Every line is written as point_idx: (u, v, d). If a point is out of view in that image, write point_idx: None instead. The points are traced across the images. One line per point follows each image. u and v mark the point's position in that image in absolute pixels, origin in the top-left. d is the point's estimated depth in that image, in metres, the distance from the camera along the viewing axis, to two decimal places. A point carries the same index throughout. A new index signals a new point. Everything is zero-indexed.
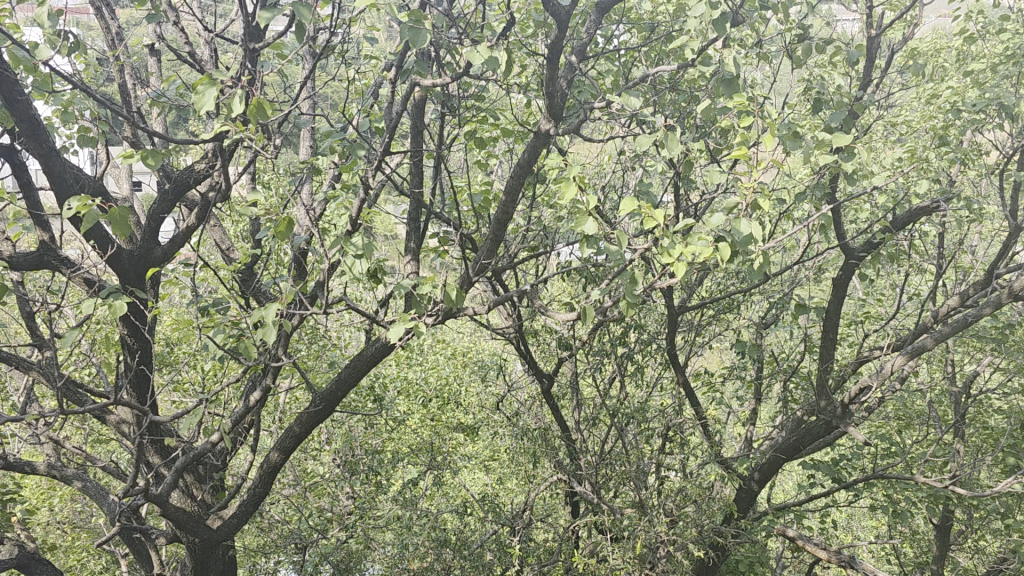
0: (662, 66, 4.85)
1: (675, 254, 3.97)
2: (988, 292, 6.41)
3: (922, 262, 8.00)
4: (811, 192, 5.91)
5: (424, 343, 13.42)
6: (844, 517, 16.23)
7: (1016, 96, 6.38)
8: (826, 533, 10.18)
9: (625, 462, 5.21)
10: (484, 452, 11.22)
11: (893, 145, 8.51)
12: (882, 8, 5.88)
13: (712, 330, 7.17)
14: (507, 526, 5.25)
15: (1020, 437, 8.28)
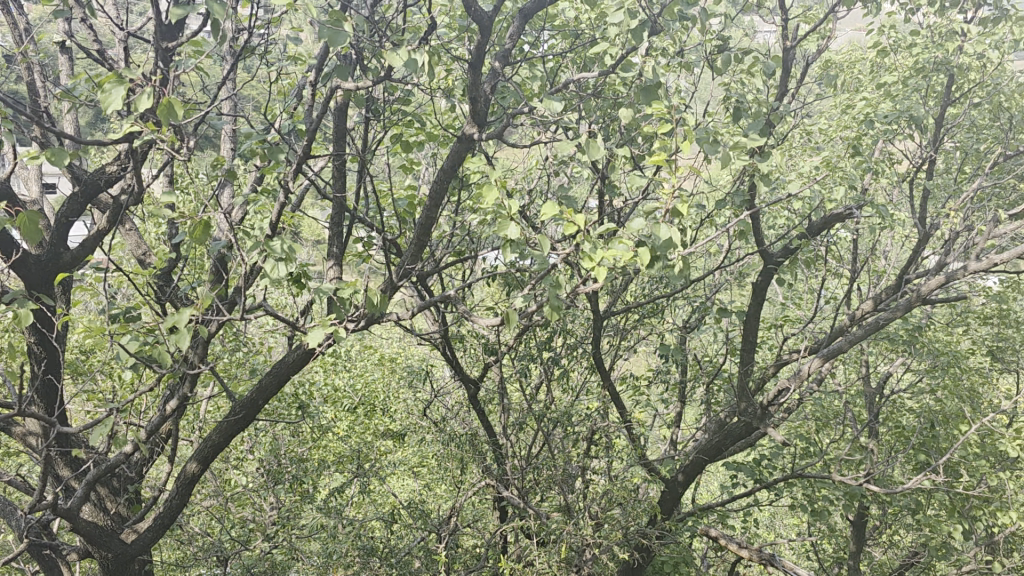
0: (586, 73, 4.88)
1: (597, 259, 3.99)
2: (899, 295, 6.65)
3: (838, 267, 8.24)
4: (731, 198, 6.04)
5: (350, 349, 13.24)
6: (767, 516, 16.59)
7: (923, 108, 6.63)
8: (750, 532, 10.39)
9: (552, 467, 5.22)
10: (412, 459, 11.13)
11: (811, 153, 8.75)
12: (798, 20, 6.04)
13: (637, 334, 7.24)
14: (434, 533, 5.19)
15: (930, 435, 8.60)
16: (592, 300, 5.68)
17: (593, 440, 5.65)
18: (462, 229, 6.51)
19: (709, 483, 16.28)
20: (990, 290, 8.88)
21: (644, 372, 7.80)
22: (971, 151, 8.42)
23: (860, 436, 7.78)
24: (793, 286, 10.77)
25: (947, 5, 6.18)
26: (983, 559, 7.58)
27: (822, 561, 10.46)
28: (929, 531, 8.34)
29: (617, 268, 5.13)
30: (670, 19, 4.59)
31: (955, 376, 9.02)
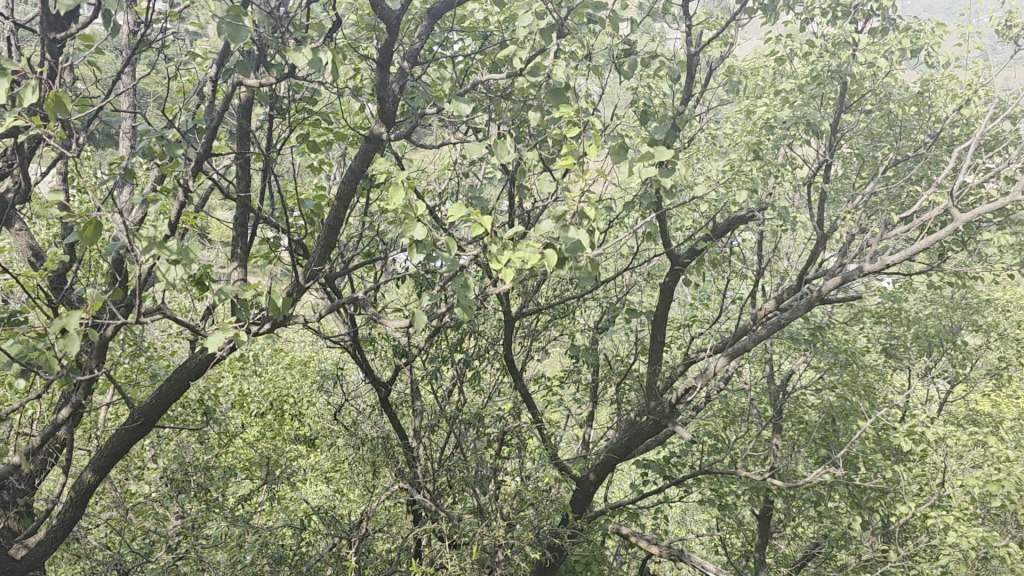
0: (494, 75, 4.85)
1: (503, 261, 3.96)
2: (800, 295, 6.85)
3: (744, 268, 8.45)
4: (639, 201, 6.12)
5: (259, 353, 12.88)
6: (677, 513, 16.88)
7: (820, 115, 6.85)
8: (661, 529, 10.55)
9: (464, 469, 5.18)
10: (323, 464, 10.90)
11: (717, 157, 8.95)
12: (701, 27, 6.17)
13: (549, 335, 7.26)
14: (346, 539, 5.07)
15: (830, 430, 8.89)
16: (501, 301, 5.65)
17: (504, 441, 5.63)
18: (372, 230, 6.40)
19: (622, 480, 16.50)
20: (884, 290, 9.25)
21: (556, 372, 7.85)
22: (866, 156, 8.75)
23: (764, 432, 7.98)
24: (701, 287, 11.03)
25: (840, 16, 6.40)
26: (879, 548, 7.89)
27: (731, 555, 10.73)
28: (830, 522, 8.63)
29: (527, 269, 5.12)
30: (577, 21, 4.61)
31: (854, 372, 9.36)
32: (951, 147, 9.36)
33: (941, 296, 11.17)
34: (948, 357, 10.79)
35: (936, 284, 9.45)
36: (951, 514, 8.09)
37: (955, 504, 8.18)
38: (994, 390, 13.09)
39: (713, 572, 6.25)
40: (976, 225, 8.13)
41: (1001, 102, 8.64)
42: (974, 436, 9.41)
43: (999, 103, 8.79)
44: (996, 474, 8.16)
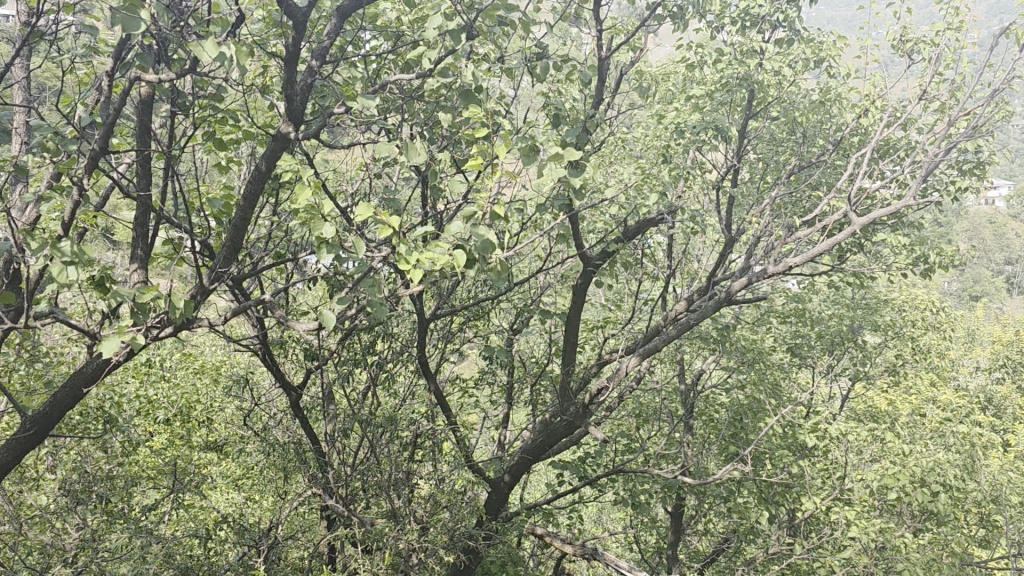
0: (404, 75, 4.77)
1: (412, 262, 3.89)
2: (708, 296, 6.98)
3: (656, 270, 8.57)
4: (551, 202, 6.14)
5: (165, 357, 12.40)
6: (593, 512, 17.04)
7: (728, 121, 7.00)
8: (577, 529, 10.62)
9: (378, 473, 5.08)
10: (234, 471, 10.57)
11: (629, 160, 9.05)
12: (611, 32, 6.22)
13: (463, 336, 7.21)
14: (255, 547, 4.91)
15: (739, 427, 9.10)
16: (415, 303, 5.59)
17: (418, 444, 5.57)
18: (283, 230, 6.25)
19: (539, 480, 16.60)
20: (788, 291, 9.53)
21: (471, 374, 7.82)
22: (771, 161, 9.00)
23: (676, 431, 8.10)
24: (615, 288, 11.17)
25: (747, 25, 6.70)
26: (785, 541, 8.11)
27: (645, 552, 10.89)
28: (738, 517, 8.84)
29: (440, 271, 5.07)
30: (487, 23, 4.59)
31: (761, 371, 9.61)
32: (850, 153, 9.71)
33: (842, 296, 11.58)
34: (849, 355, 11.18)
35: (837, 285, 9.79)
36: (851, 506, 8.37)
37: (855, 497, 8.48)
38: (890, 386, 13.66)
39: (626, 569, 6.31)
40: (873, 228, 8.45)
41: (895, 110, 9.01)
42: (873, 431, 9.77)
43: (894, 111, 9.16)
44: (892, 467, 8.49)
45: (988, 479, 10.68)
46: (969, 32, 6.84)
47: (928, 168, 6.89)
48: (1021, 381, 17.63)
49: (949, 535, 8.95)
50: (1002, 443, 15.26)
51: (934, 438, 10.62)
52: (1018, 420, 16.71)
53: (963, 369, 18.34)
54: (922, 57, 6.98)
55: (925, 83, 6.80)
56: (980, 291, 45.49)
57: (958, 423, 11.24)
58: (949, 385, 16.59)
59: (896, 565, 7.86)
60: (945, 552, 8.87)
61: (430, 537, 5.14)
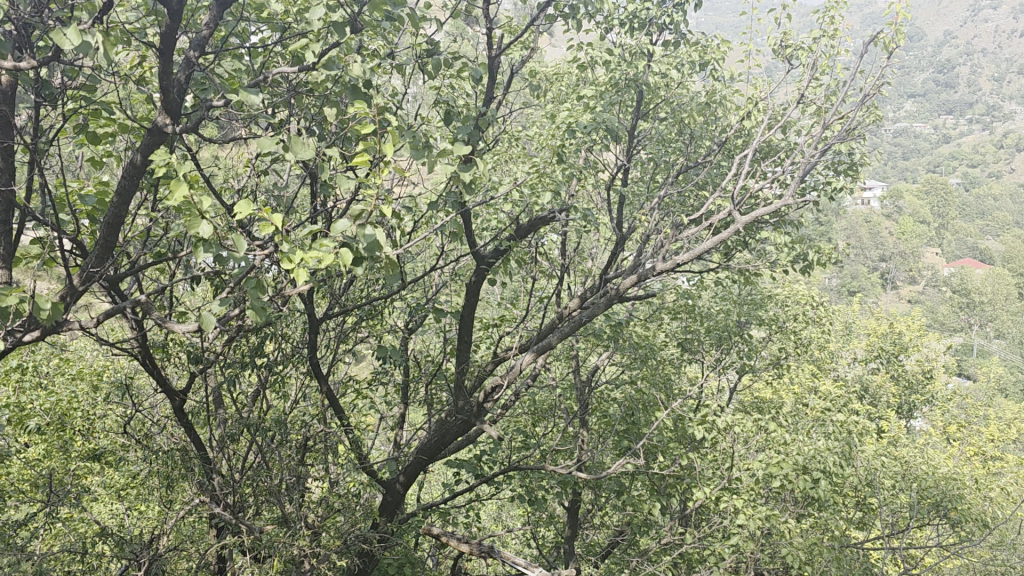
0: (287, 69, 4.57)
1: (297, 260, 3.73)
2: (601, 293, 7.02)
3: (551, 268, 8.59)
4: (443, 200, 6.04)
5: (39, 361, 11.63)
6: (493, 509, 16.99)
7: (619, 121, 7.04)
8: (476, 527, 10.56)
9: (267, 478, 4.89)
10: (116, 480, 10.00)
11: (523, 159, 9.02)
12: (501, 30, 6.16)
13: (355, 337, 7.02)
14: (134, 560, 4.63)
15: (633, 421, 9.21)
16: (303, 302, 5.41)
17: (309, 448, 5.38)
18: (163, 228, 5.92)
19: (434, 479, 16.48)
20: (678, 288, 9.72)
21: (364, 375, 7.64)
22: (660, 161, 9.15)
23: (572, 427, 8.13)
24: (510, 287, 11.17)
25: (636, 27, 6.56)
26: (677, 531, 8.27)
27: (542, 547, 10.93)
28: (632, 510, 8.95)
29: (330, 269, 4.92)
30: (375, 18, 4.47)
31: (653, 367, 9.79)
32: (734, 154, 10.00)
33: (729, 292, 11.90)
34: (737, 350, 11.49)
35: (724, 282, 10.07)
36: (739, 495, 8.61)
37: (743, 486, 8.72)
38: (774, 378, 14.17)
39: (523, 566, 6.28)
40: (756, 226, 8.70)
41: (776, 113, 9.29)
42: (758, 423, 10.07)
43: (775, 114, 9.47)
44: (777, 456, 8.76)
45: (864, 464, 11.18)
46: (842, 39, 7.08)
47: (806, 168, 7.12)
48: (893, 371, 18.61)
49: (828, 520, 9.31)
50: (877, 430, 16.04)
51: (815, 427, 11.05)
52: (890, 408, 17.63)
53: (842, 361, 19.25)
54: (799, 63, 7.21)
55: (804, 87, 7.01)
56: (856, 287, 47.86)
57: (836, 412, 11.74)
58: (828, 376, 17.36)
59: (782, 550, 8.12)
60: (826, 535, 9.22)
61: (322, 542, 4.97)
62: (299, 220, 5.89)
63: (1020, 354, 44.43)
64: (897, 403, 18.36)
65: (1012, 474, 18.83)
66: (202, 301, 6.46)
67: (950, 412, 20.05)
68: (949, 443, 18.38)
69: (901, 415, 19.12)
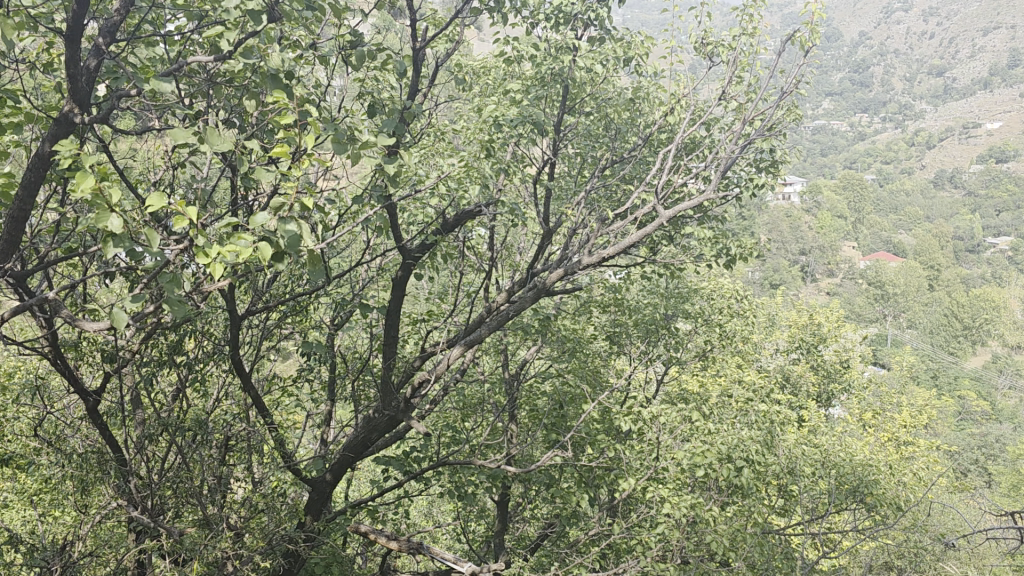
0: (202, 58, 4.38)
1: (214, 254, 3.58)
2: (529, 287, 6.96)
3: (479, 261, 8.51)
4: (367, 193, 5.91)
5: None
6: (423, 505, 16.79)
7: (545, 114, 7.00)
8: (405, 525, 10.42)
9: (188, 479, 4.70)
10: (26, 486, 9.50)
11: (450, 152, 8.91)
12: (425, 22, 6.06)
13: (278, 333, 6.83)
14: (44, 570, 4.38)
15: (562, 414, 9.21)
16: (224, 298, 5.24)
17: (231, 448, 5.20)
18: (73, 222, 5.62)
19: (363, 477, 16.27)
20: (605, 282, 9.78)
21: (288, 372, 7.43)
22: (586, 155, 9.14)
23: (501, 422, 8.07)
24: (438, 281, 11.04)
25: (561, 22, 6.37)
26: (607, 522, 8.31)
27: (473, 542, 10.88)
28: (561, 503, 8.98)
29: (250, 264, 4.77)
30: (296, 6, 4.33)
31: (582, 360, 9.83)
32: (658, 149, 10.11)
33: (656, 286, 12.00)
34: (664, 343, 11.61)
35: (649, 276, 10.17)
36: (666, 485, 8.71)
37: (669, 476, 8.81)
38: (699, 369, 14.40)
39: (451, 562, 6.20)
40: (681, 220, 8.80)
41: (699, 108, 9.39)
42: (683, 414, 10.21)
43: (698, 109, 9.55)
44: (702, 446, 8.90)
45: (785, 453, 11.45)
46: (762, 38, 7.19)
47: (727, 164, 7.22)
48: (813, 361, 19.10)
49: (751, 508, 9.50)
50: (797, 419, 16.45)
51: (739, 417, 11.26)
52: (810, 397, 18.12)
53: (765, 352, 19.66)
54: (720, 60, 7.30)
55: (726, 83, 7.08)
56: (778, 280, 49.14)
57: (758, 402, 11.98)
58: (751, 367, 17.72)
59: (707, 537, 8.25)
60: (749, 523, 9.41)
61: (245, 543, 4.82)
62: (219, 214, 5.69)
63: (930, 344, 46.32)
64: (817, 392, 18.89)
65: (923, 458, 19.55)
66: (117, 297, 6.21)
67: (866, 400, 20.72)
68: (865, 430, 18.99)
69: (820, 404, 19.65)
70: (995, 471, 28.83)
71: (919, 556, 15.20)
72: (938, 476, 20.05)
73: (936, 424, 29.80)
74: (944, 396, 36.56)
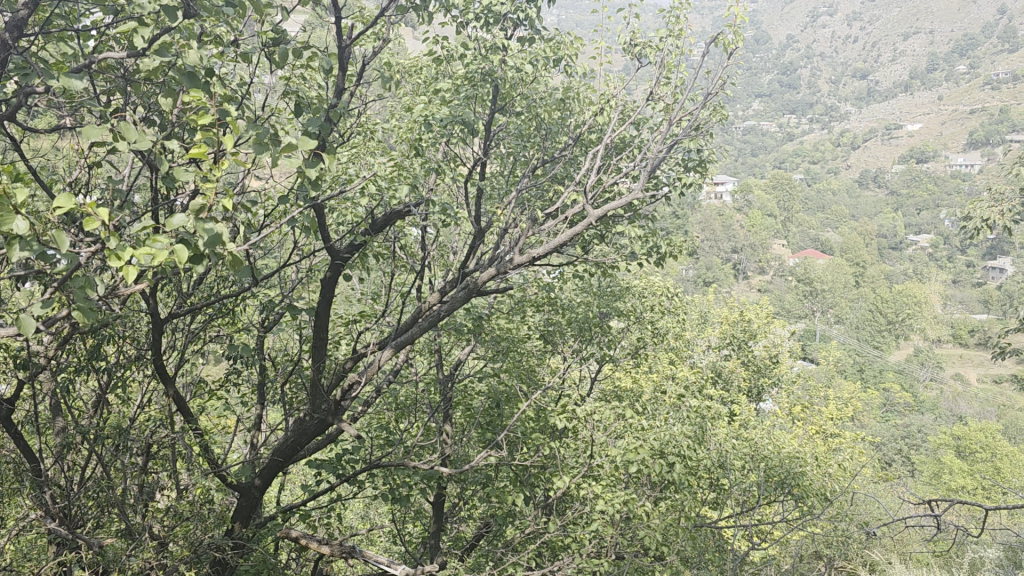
0: (114, 53, 4.17)
1: (128, 256, 3.39)
2: (460, 286, 6.86)
3: (410, 262, 8.39)
4: (292, 193, 5.76)
5: None
6: (359, 508, 16.54)
7: (475, 114, 6.92)
8: (340, 529, 10.23)
9: (107, 488, 4.49)
10: None
11: (378, 153, 8.74)
12: (350, 20, 5.92)
13: (202, 337, 6.60)
14: None
15: (496, 414, 9.14)
16: (144, 301, 5.04)
17: (152, 456, 4.99)
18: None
19: (297, 481, 15.93)
20: (538, 282, 9.76)
21: (214, 375, 7.20)
22: (518, 155, 9.09)
23: (434, 422, 7.96)
24: (370, 282, 10.86)
25: (490, 22, 6.25)
26: (542, 520, 8.28)
27: (408, 543, 10.75)
28: (496, 502, 8.90)
29: (171, 264, 4.58)
30: (214, 2, 4.16)
31: (517, 360, 9.78)
32: (589, 149, 10.11)
33: (589, 285, 12.03)
34: (598, 342, 11.63)
35: (582, 275, 10.17)
36: (600, 483, 8.72)
37: (603, 473, 8.83)
38: (632, 366, 14.50)
39: (385, 565, 6.09)
40: (612, 219, 8.80)
41: (628, 108, 9.42)
42: (616, 411, 10.24)
43: (627, 108, 9.58)
44: (635, 443, 8.93)
45: (716, 447, 11.58)
46: (687, 40, 7.25)
47: (655, 163, 7.25)
48: (744, 357, 19.50)
49: (684, 502, 9.60)
50: (729, 414, 16.69)
51: (671, 413, 11.35)
52: (740, 392, 18.45)
53: (697, 349, 19.90)
54: (648, 61, 7.30)
55: (653, 84, 7.11)
56: (712, 277, 49.98)
57: (690, 398, 12.11)
58: (684, 363, 17.93)
59: (640, 533, 8.31)
60: (681, 517, 9.48)
61: (169, 553, 4.64)
62: (137, 214, 5.46)
63: (855, 338, 47.72)
64: (747, 387, 19.22)
65: (848, 449, 20.10)
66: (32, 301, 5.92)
67: (794, 395, 21.17)
68: (794, 423, 19.40)
69: (751, 398, 20.02)
70: (916, 460, 29.81)
71: (846, 544, 15.60)
72: (862, 466, 20.61)
73: (861, 415, 30.71)
74: (869, 389, 37.67)
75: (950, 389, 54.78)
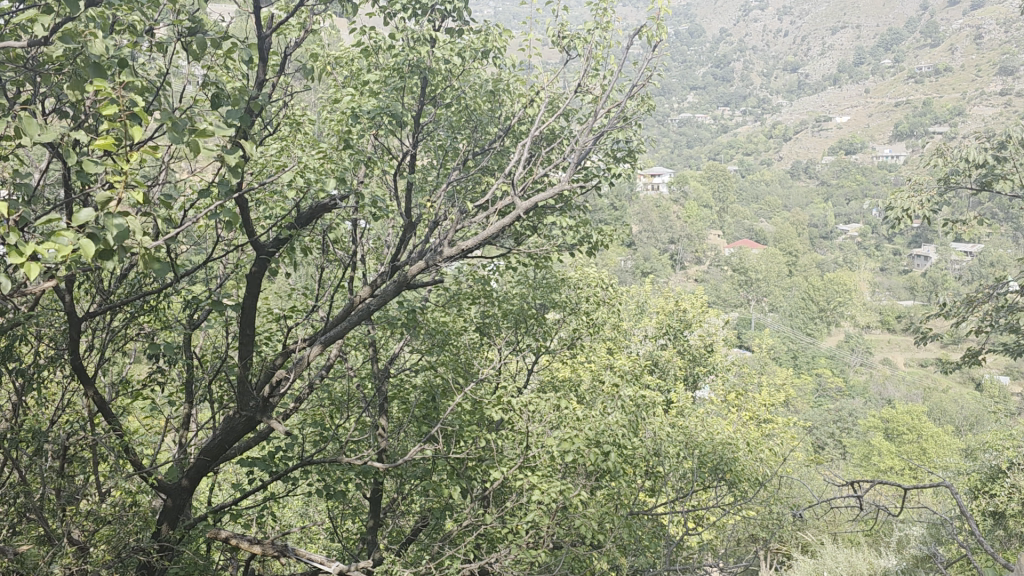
0: (13, 42, 3.90)
1: (31, 252, 3.18)
2: (390, 279, 6.68)
3: (340, 255, 8.16)
4: (212, 188, 5.51)
5: None
6: (296, 505, 16.25)
7: (403, 106, 6.73)
8: (273, 528, 9.97)
9: (21, 496, 4.26)
10: None
11: (306, 145, 8.47)
12: (270, 10, 5.67)
13: (122, 337, 6.30)
14: None
15: (431, 409, 8.98)
16: (58, 299, 4.79)
17: (70, 461, 4.75)
18: None
19: (230, 481, 15.53)
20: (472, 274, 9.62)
21: (136, 375, 6.90)
22: (450, 147, 8.90)
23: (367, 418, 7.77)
24: (301, 276, 10.57)
25: (417, 13, 6.06)
26: (479, 514, 8.16)
27: (346, 540, 10.54)
28: (434, 496, 8.76)
29: (84, 260, 4.34)
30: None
31: (453, 353, 9.66)
32: (521, 140, 9.98)
33: (525, 276, 11.92)
34: (534, 333, 11.54)
35: (516, 266, 10.04)
36: (536, 474, 8.63)
37: (540, 463, 8.74)
38: (569, 357, 14.44)
39: (319, 563, 5.92)
40: (545, 209, 8.69)
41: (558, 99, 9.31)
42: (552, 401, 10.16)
43: (558, 98, 9.45)
44: (571, 433, 8.86)
45: (651, 435, 11.61)
46: (615, 32, 7.16)
47: (584, 152, 7.16)
48: (679, 347, 19.67)
49: (620, 490, 9.57)
50: (666, 402, 16.82)
51: (607, 402, 11.32)
52: (677, 380, 18.64)
53: (634, 339, 20.00)
54: (576, 53, 7.20)
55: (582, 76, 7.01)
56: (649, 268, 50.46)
57: (626, 388, 12.10)
58: (621, 353, 18.02)
59: (577, 523, 8.25)
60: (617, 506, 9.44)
61: (91, 559, 4.45)
62: (48, 210, 5.17)
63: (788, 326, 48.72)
64: (683, 375, 19.43)
65: (781, 434, 20.46)
66: None
67: (729, 382, 21.45)
68: (728, 410, 19.65)
69: (687, 386, 20.22)
70: (846, 442, 30.68)
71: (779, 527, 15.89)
72: (794, 449, 21.03)
73: (793, 400, 31.35)
74: (802, 375, 38.57)
75: (878, 372, 56.57)
